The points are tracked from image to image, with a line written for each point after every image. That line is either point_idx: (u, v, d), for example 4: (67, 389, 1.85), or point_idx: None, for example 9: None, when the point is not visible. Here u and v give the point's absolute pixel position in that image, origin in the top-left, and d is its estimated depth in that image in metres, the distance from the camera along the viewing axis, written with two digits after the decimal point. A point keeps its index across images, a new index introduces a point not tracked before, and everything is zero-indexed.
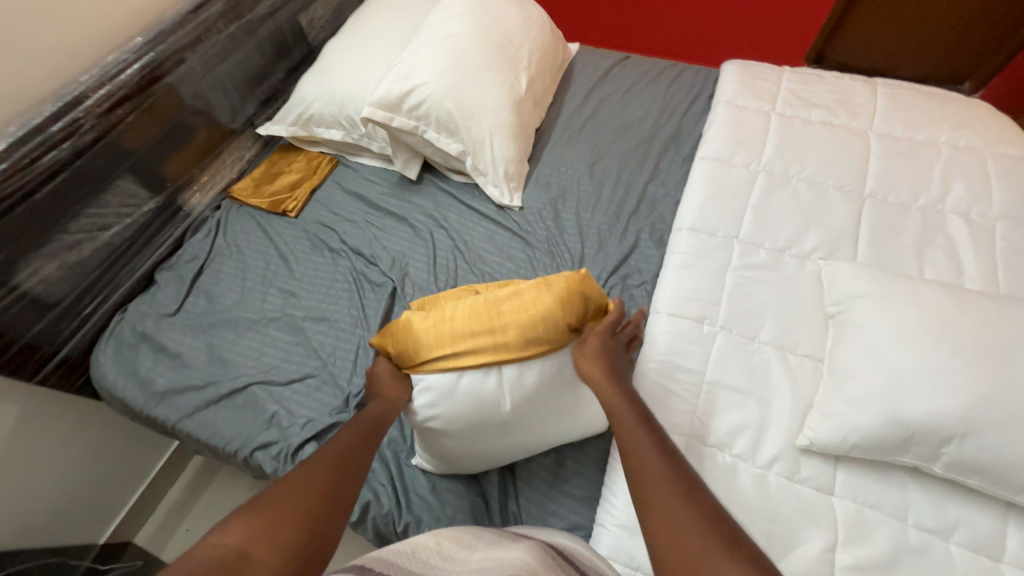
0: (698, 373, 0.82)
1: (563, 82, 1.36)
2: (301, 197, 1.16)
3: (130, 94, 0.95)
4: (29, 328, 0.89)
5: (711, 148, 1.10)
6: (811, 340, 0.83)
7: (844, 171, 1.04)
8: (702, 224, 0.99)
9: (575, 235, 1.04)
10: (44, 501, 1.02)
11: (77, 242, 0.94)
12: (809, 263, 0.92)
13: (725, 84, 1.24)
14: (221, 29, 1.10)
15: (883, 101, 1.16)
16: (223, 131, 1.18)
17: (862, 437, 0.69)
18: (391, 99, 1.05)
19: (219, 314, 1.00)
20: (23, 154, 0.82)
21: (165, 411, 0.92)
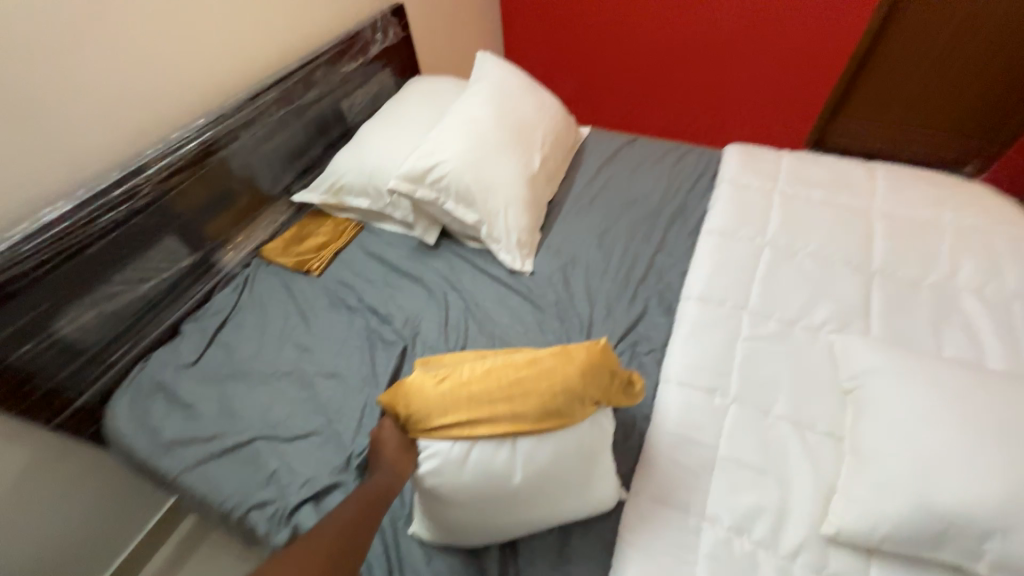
0: (710, 447, 0.79)
1: (575, 160, 1.47)
2: (325, 258, 1.23)
3: (186, 165, 1.07)
4: (55, 373, 0.93)
5: (716, 222, 1.15)
6: (828, 416, 0.80)
7: (849, 247, 1.06)
8: (710, 293, 1.00)
9: (584, 301, 1.07)
10: (26, 556, 0.99)
11: (116, 293, 1.00)
12: (821, 336, 0.91)
13: (727, 164, 1.33)
14: (272, 112, 1.25)
15: (881, 183, 1.21)
16: (263, 197, 1.29)
17: (892, 527, 0.64)
18: (416, 173, 1.15)
19: (235, 367, 1.03)
20: (84, 215, 0.91)
21: (167, 463, 0.91)
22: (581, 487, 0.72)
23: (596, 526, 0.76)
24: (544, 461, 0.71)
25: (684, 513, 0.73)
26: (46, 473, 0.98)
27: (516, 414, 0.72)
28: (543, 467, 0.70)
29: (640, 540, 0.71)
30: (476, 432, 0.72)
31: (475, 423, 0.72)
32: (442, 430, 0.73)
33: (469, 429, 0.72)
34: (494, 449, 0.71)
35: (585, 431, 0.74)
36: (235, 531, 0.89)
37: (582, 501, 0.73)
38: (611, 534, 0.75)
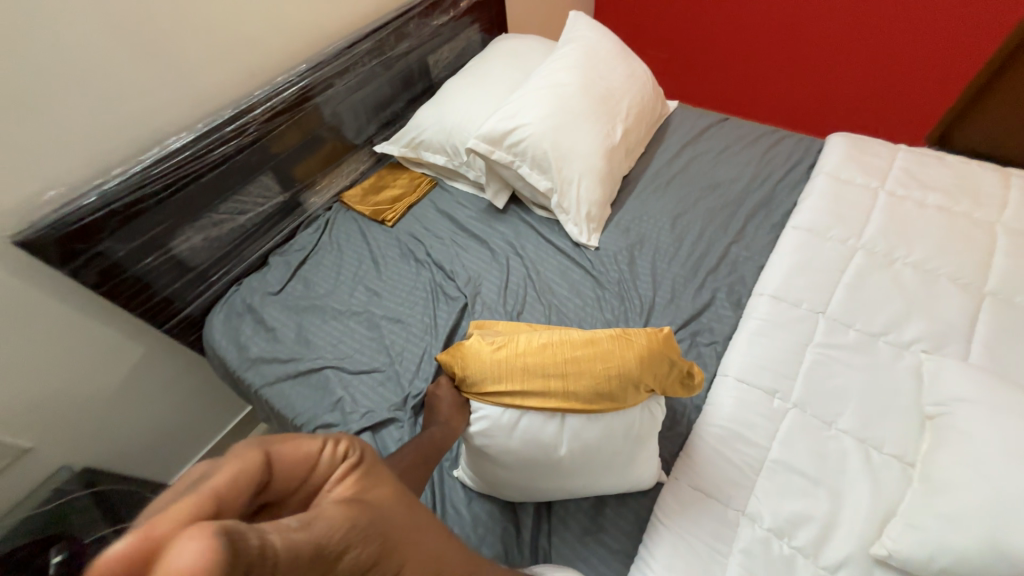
0: (761, 448, 0.77)
1: (657, 136, 1.40)
2: (399, 210, 1.29)
3: (287, 109, 1.15)
4: (169, 284, 1.07)
5: (805, 218, 1.07)
6: (901, 439, 0.74)
7: (962, 263, 0.95)
8: (786, 292, 0.95)
9: (648, 282, 1.05)
10: (138, 433, 1.18)
11: (221, 221, 1.12)
12: (908, 354, 0.84)
13: (829, 156, 1.21)
14: (365, 63, 1.29)
15: (1017, 194, 1.05)
16: (347, 146, 1.36)
17: (953, 562, 0.60)
18: (495, 134, 1.15)
19: (313, 300, 1.13)
20: (201, 146, 1.02)
21: (252, 375, 1.03)
22: (622, 464, 0.74)
23: (631, 501, 0.78)
24: (589, 433, 0.73)
25: (724, 507, 0.73)
26: (153, 366, 1.15)
27: (569, 391, 0.74)
28: (588, 439, 0.73)
29: (674, 521, 0.73)
30: (529, 403, 0.75)
31: (527, 394, 0.75)
32: (495, 398, 0.77)
33: (520, 400, 0.75)
34: (542, 423, 0.74)
35: (633, 412, 0.75)
36: None
37: (621, 476, 0.75)
38: (646, 511, 0.77)
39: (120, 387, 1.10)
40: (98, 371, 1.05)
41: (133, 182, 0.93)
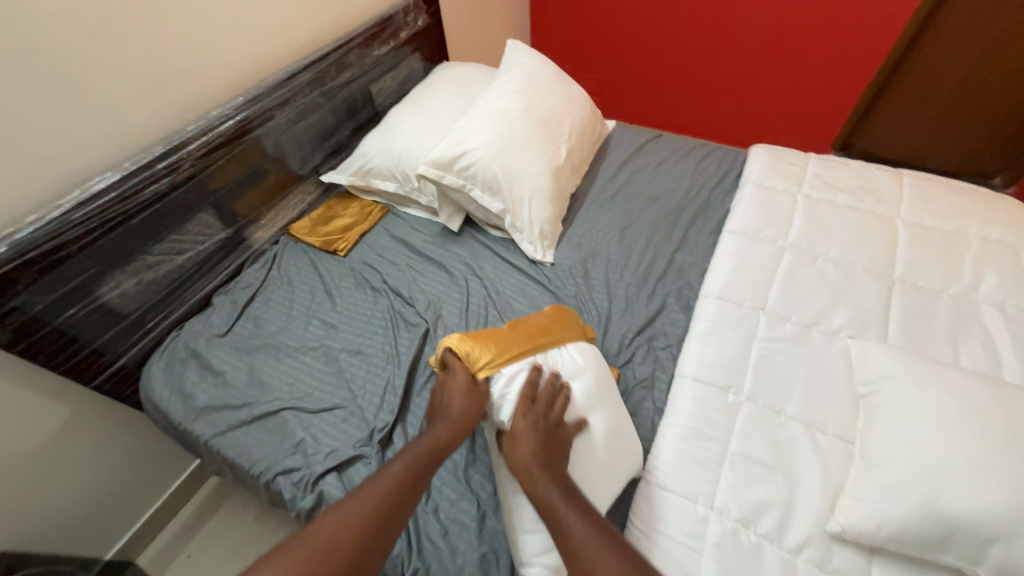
0: (721, 441, 0.81)
1: (599, 154, 1.48)
2: (351, 239, 1.26)
3: (224, 143, 1.11)
4: (99, 335, 0.98)
5: (739, 223, 1.16)
6: (841, 419, 0.81)
7: (872, 255, 1.06)
8: (729, 293, 1.02)
9: (603, 293, 1.09)
10: (65, 505, 1.06)
11: (156, 263, 1.05)
12: (838, 341, 0.93)
13: (753, 165, 1.32)
14: (305, 94, 1.28)
15: (910, 191, 1.20)
16: (292, 177, 1.33)
17: (897, 529, 0.65)
18: (444, 159, 1.17)
19: (264, 339, 1.07)
20: (129, 186, 0.96)
21: (201, 426, 0.96)
22: (595, 475, 0.75)
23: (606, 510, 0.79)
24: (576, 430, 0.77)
25: (693, 502, 0.76)
26: (81, 429, 1.03)
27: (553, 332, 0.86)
28: (561, 454, 0.73)
29: (648, 523, 0.75)
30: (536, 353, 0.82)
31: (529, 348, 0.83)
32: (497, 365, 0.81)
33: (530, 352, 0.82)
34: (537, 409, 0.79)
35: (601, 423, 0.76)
36: (261, 493, 0.94)
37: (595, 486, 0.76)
38: (622, 518, 0.78)
39: (43, 458, 0.98)
40: (14, 443, 0.93)
41: (53, 228, 0.86)
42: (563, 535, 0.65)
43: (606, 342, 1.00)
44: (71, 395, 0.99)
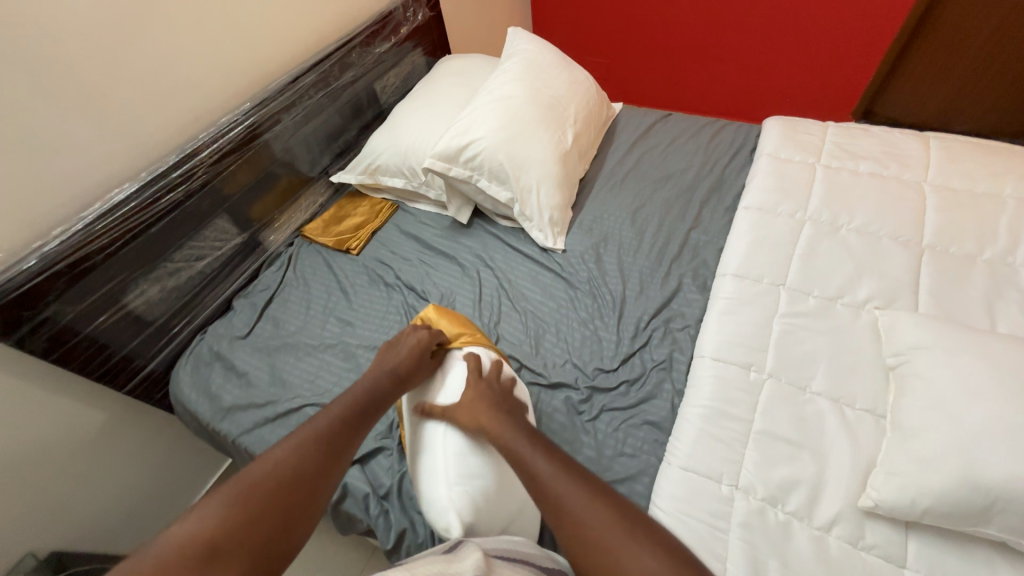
0: (744, 421, 0.79)
1: (607, 137, 1.45)
2: (363, 237, 1.27)
3: (235, 148, 1.13)
4: (127, 342, 1.02)
5: (755, 198, 1.12)
6: (870, 393, 0.78)
7: (899, 222, 1.02)
8: (747, 270, 0.99)
9: (617, 277, 1.07)
10: (110, 505, 1.10)
11: (176, 270, 1.08)
12: (864, 313, 0.89)
13: (768, 137, 1.28)
14: (311, 96, 1.29)
15: (936, 154, 1.15)
16: (302, 179, 1.35)
17: (934, 502, 0.62)
18: (450, 151, 1.17)
19: (284, 339, 1.09)
20: (147, 195, 0.99)
21: (228, 425, 0.99)
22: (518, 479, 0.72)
23: (627, 493, 0.78)
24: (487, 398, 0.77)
25: (717, 481, 0.74)
26: (117, 433, 1.08)
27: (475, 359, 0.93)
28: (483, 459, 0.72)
29: (673, 502, 0.73)
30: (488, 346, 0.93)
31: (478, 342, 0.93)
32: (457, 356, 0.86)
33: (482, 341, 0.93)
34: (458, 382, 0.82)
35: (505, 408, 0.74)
36: None
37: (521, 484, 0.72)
38: (646, 501, 0.77)
39: (86, 463, 1.03)
40: (58, 451, 0.97)
41: (78, 240, 0.90)
42: (523, 468, 0.65)
43: (622, 327, 0.99)
44: (105, 401, 1.04)
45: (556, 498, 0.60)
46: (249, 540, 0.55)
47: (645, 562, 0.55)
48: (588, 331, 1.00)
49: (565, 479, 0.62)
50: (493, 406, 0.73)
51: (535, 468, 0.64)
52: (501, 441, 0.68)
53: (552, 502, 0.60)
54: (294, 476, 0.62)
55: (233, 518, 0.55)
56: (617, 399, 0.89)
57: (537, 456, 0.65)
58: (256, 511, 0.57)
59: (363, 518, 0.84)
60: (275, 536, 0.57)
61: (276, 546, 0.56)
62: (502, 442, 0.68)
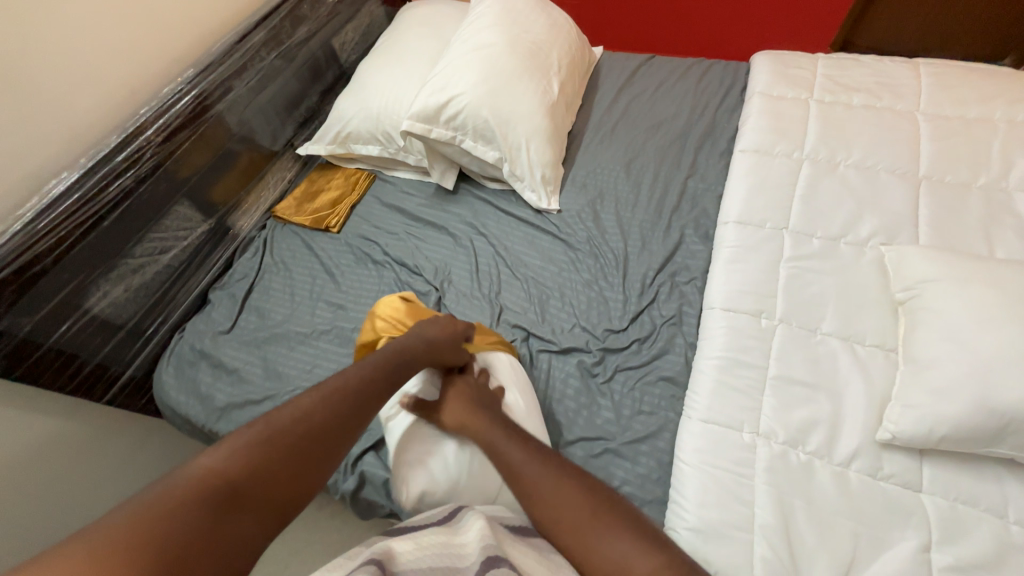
0: (760, 368, 0.79)
1: (591, 84, 1.37)
2: (342, 213, 1.18)
3: (185, 123, 1.01)
4: (99, 349, 0.93)
5: (751, 139, 1.08)
6: (879, 329, 0.79)
7: (896, 154, 1.00)
8: (749, 216, 0.96)
9: (617, 234, 1.04)
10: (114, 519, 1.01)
11: (141, 266, 0.98)
12: (869, 250, 0.89)
13: (759, 74, 1.22)
14: (263, 57, 1.16)
15: (928, 80, 1.13)
16: (265, 154, 1.23)
17: (950, 429, 0.64)
18: (429, 111, 1.07)
19: (272, 330, 1.02)
20: (92, 184, 0.87)
21: (225, 425, 0.94)
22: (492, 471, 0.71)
23: (650, 450, 0.79)
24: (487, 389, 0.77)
25: (738, 430, 0.75)
26: (77, 442, 0.93)
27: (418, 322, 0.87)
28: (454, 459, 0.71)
29: (697, 455, 0.73)
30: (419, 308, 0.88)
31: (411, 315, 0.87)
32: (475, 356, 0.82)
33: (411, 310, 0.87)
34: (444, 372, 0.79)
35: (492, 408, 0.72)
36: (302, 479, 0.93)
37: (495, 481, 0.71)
38: (669, 456, 0.78)
39: (54, 478, 0.89)
40: (15, 472, 0.83)
41: (20, 242, 0.79)
42: (505, 463, 0.64)
43: (627, 285, 0.96)
44: (52, 408, 0.89)
45: (533, 489, 0.60)
46: (236, 516, 0.45)
47: (624, 547, 0.54)
48: (593, 292, 0.97)
49: (547, 475, 0.61)
50: (476, 405, 0.71)
51: (519, 467, 0.63)
52: (487, 442, 0.66)
53: (531, 496, 0.60)
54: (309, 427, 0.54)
55: (230, 468, 0.47)
56: (630, 359, 0.88)
57: (516, 449, 0.65)
58: (260, 460, 0.49)
59: (385, 502, 0.83)
60: (262, 498, 0.48)
61: (261, 506, 0.47)
62: (480, 437, 0.67)
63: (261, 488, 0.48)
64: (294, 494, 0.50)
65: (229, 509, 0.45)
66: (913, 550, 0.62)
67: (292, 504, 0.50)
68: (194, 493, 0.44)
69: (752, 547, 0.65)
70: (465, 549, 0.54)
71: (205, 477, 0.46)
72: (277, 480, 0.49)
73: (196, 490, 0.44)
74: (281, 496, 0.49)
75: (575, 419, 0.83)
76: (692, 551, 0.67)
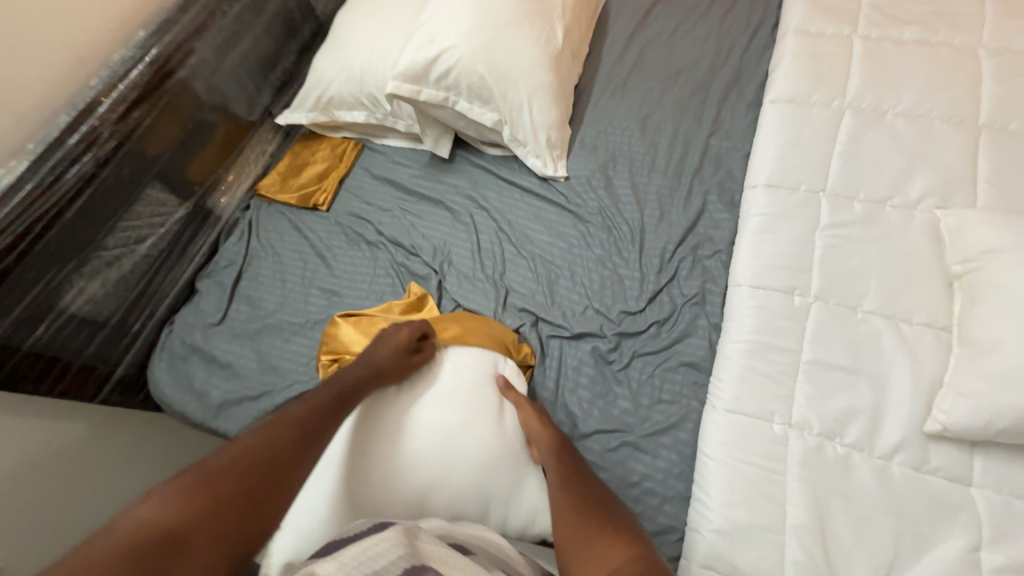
0: (793, 352, 0.72)
1: (599, 28, 1.21)
2: (330, 189, 1.09)
3: (144, 95, 0.90)
4: (84, 348, 0.88)
5: (783, 87, 0.95)
6: (928, 306, 0.71)
7: (953, 99, 0.87)
8: (781, 178, 0.86)
9: (632, 204, 0.94)
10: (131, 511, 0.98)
11: (116, 257, 0.91)
12: (919, 214, 0.78)
13: (793, 7, 1.06)
14: (225, 11, 1.02)
15: (994, 7, 0.97)
16: (242, 125, 1.12)
17: (1012, 421, 0.58)
18: (417, 69, 0.95)
19: (264, 320, 0.96)
20: (47, 171, 0.78)
21: (224, 422, 0.90)
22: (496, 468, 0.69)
23: (671, 442, 0.74)
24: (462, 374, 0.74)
25: (769, 421, 0.69)
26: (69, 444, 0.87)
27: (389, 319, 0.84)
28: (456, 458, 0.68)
29: (724, 449, 0.68)
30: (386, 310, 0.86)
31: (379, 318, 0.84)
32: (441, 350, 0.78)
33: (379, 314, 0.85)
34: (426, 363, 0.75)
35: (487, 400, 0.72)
36: None
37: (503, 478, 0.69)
38: (691, 449, 0.73)
39: (45, 481, 0.84)
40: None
41: None
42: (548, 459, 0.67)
43: (644, 262, 0.88)
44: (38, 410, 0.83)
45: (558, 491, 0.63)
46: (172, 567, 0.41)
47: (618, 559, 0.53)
48: (606, 270, 0.88)
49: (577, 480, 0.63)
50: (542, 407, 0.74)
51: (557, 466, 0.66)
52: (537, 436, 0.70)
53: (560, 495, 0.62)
54: (252, 464, 0.51)
55: (164, 517, 0.44)
56: (648, 343, 0.81)
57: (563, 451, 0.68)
58: (197, 505, 0.46)
59: None
60: (205, 543, 0.44)
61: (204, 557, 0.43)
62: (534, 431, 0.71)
63: (202, 533, 0.44)
64: (257, 526, 0.47)
65: (170, 558, 0.42)
66: (960, 550, 0.58)
67: (256, 539, 0.47)
68: (126, 547, 0.40)
69: (783, 548, 0.61)
70: (377, 547, 0.46)
71: (145, 528, 0.42)
72: (231, 514, 0.46)
73: (133, 542, 0.41)
74: (234, 539, 0.46)
75: (590, 411, 0.78)
76: (718, 551, 0.63)
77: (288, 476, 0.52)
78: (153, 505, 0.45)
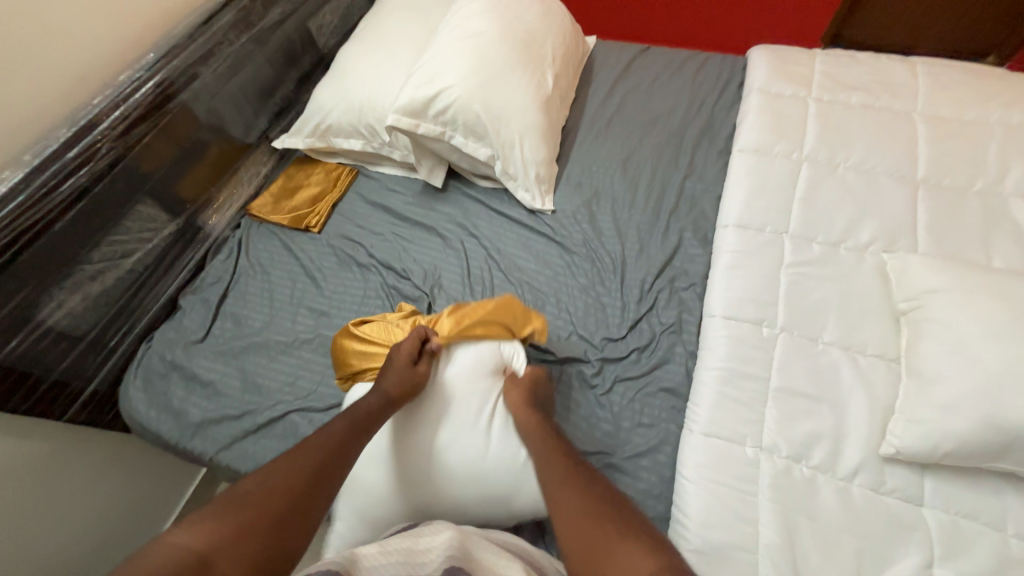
0: (762, 379, 0.77)
1: (584, 77, 1.31)
2: (323, 211, 1.11)
3: (145, 114, 0.92)
4: (57, 363, 0.85)
5: (749, 138, 1.05)
6: (880, 339, 0.78)
7: (894, 157, 0.99)
8: (749, 219, 0.94)
9: (614, 237, 1.00)
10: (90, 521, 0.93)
11: (100, 272, 0.90)
12: (869, 256, 0.87)
13: (757, 69, 1.19)
14: (231, 41, 1.07)
15: (925, 80, 1.11)
16: (238, 147, 1.14)
17: (956, 445, 0.64)
18: (416, 104, 1.01)
19: (249, 338, 0.96)
20: (40, 184, 0.78)
21: (200, 443, 0.87)
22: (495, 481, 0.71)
23: (652, 465, 0.77)
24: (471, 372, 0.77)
25: (742, 445, 0.73)
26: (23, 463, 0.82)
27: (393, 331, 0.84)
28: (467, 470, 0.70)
29: (701, 471, 0.71)
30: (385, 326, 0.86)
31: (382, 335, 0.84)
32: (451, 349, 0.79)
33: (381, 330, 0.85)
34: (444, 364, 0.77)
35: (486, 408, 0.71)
36: None
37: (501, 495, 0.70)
38: (671, 471, 0.76)
39: None
40: None
41: None
42: None
43: (625, 292, 0.93)
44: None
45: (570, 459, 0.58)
46: None
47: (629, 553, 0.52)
48: (590, 298, 0.93)
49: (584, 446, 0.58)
50: None
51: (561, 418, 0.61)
52: None
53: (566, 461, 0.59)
54: (280, 491, 0.55)
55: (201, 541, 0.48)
56: (629, 368, 0.85)
57: None
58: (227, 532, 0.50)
59: None
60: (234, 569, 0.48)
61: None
62: None
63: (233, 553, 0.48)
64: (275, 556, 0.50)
65: None
66: (916, 567, 0.62)
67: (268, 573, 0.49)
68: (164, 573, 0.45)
69: (757, 568, 0.64)
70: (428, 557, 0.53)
71: (178, 555, 0.47)
72: (255, 539, 0.50)
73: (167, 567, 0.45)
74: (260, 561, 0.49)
75: (574, 433, 0.80)
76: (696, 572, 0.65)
77: (299, 517, 0.54)
78: (189, 533, 0.49)
